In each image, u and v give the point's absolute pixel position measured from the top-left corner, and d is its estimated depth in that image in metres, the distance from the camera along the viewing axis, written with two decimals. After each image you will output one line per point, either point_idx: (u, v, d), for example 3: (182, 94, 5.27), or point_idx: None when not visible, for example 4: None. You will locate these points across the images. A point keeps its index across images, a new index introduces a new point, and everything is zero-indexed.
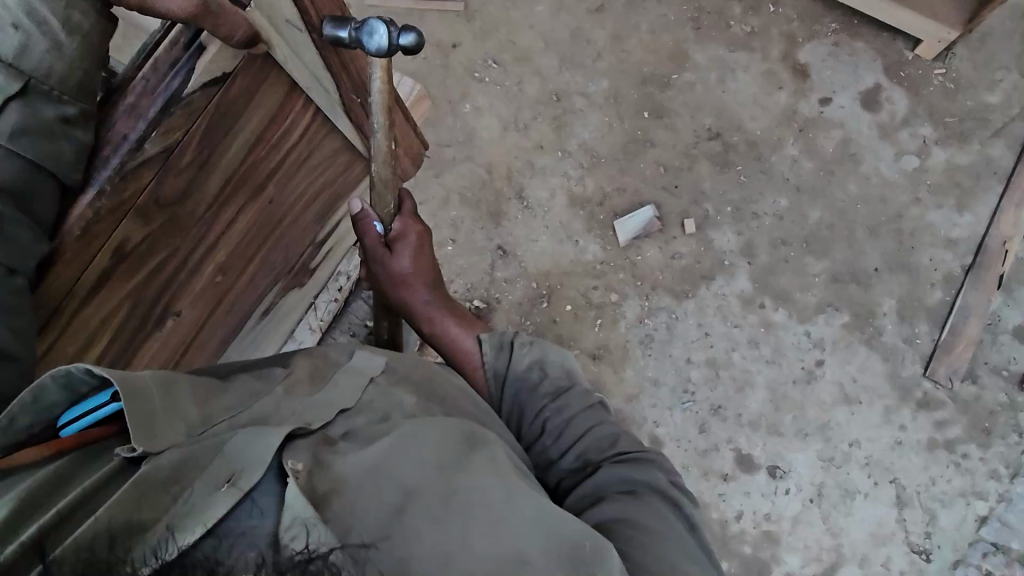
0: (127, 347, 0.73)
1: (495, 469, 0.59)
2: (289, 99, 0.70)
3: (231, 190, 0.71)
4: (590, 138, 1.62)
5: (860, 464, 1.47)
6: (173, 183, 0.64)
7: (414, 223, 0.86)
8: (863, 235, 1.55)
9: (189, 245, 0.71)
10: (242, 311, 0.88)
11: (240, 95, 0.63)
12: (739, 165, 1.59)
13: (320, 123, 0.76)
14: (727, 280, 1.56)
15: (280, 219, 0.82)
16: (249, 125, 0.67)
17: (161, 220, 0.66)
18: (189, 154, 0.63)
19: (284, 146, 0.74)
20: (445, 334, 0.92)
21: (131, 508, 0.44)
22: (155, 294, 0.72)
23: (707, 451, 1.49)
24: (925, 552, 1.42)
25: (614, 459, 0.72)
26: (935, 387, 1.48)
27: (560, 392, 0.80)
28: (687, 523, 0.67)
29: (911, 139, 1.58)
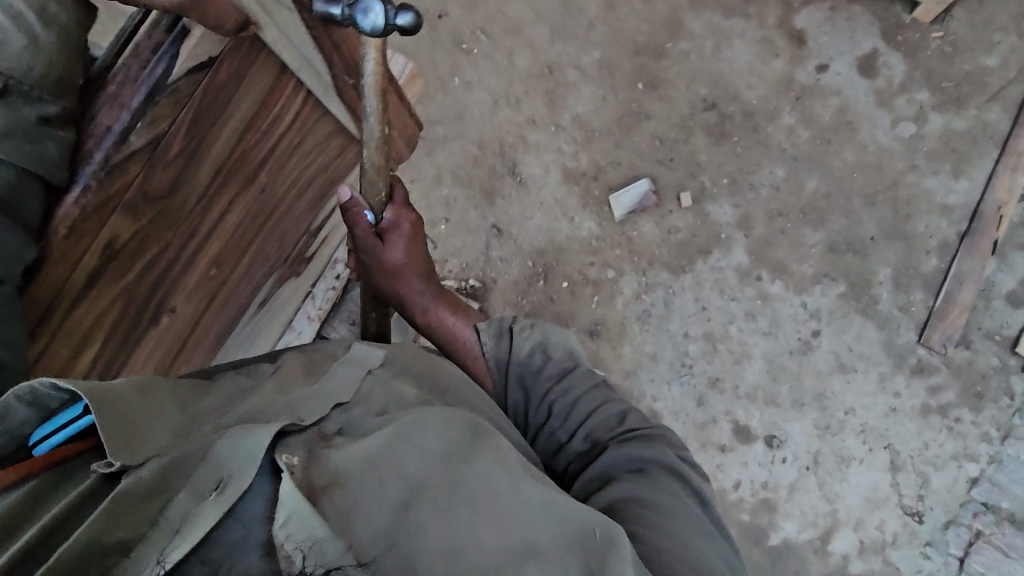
0: (122, 348, 0.71)
1: (498, 459, 0.59)
2: (278, 82, 0.68)
3: (222, 181, 0.70)
4: (584, 111, 1.59)
5: (855, 431, 1.49)
6: (161, 175, 0.62)
7: (408, 212, 0.83)
8: (859, 204, 1.54)
9: (181, 240, 0.70)
10: (239, 303, 0.87)
11: (227, 80, 0.62)
12: (735, 136, 1.57)
13: (312, 108, 0.74)
14: (724, 253, 1.55)
15: (273, 209, 0.80)
16: (239, 111, 0.66)
17: (151, 214, 0.64)
18: (176, 143, 0.61)
19: (275, 133, 0.72)
20: (441, 324, 0.91)
21: (117, 521, 0.43)
22: (148, 292, 0.70)
23: (706, 424, 1.51)
24: (918, 514, 1.46)
25: (622, 439, 0.73)
26: (930, 354, 1.50)
27: (565, 373, 0.80)
28: (698, 496, 0.68)
29: (909, 105, 1.56)
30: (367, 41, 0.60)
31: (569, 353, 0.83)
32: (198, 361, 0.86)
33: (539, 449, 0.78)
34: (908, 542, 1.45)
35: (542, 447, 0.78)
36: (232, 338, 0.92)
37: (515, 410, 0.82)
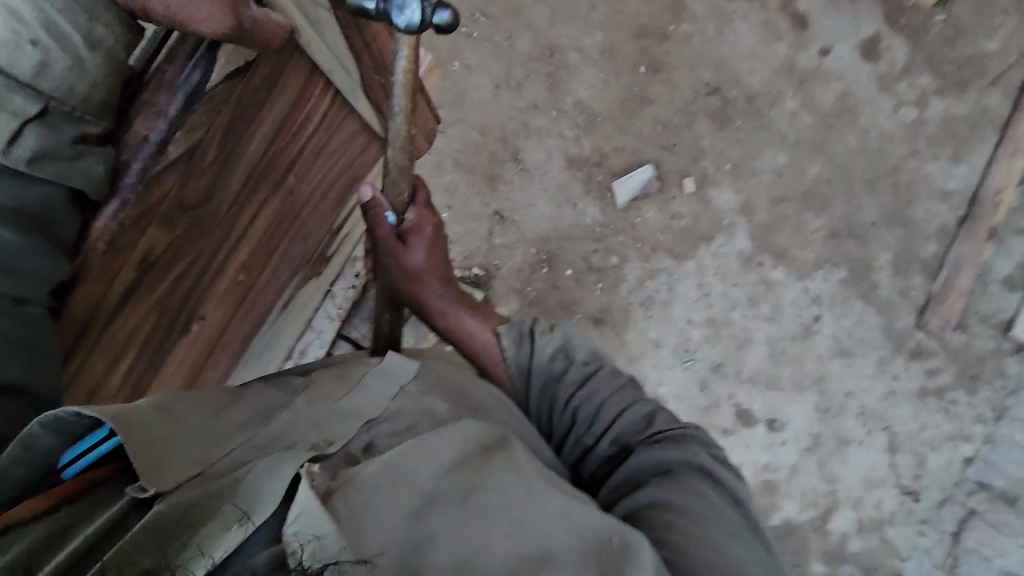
0: (158, 353, 0.74)
1: (513, 467, 0.58)
2: (308, 86, 0.71)
3: (253, 187, 0.73)
4: (586, 96, 1.57)
5: (855, 414, 1.52)
6: (197, 185, 0.65)
7: (429, 214, 0.83)
8: (861, 189, 1.55)
9: (214, 248, 0.73)
10: (264, 306, 0.90)
11: (261, 87, 0.65)
12: (737, 121, 1.56)
13: (338, 105, 0.78)
14: (727, 239, 1.55)
15: (299, 212, 0.83)
16: (270, 117, 0.68)
17: (187, 224, 0.67)
18: (212, 153, 0.64)
19: (302, 136, 0.75)
20: (461, 330, 0.90)
21: (153, 534, 0.46)
22: (182, 298, 0.73)
23: (709, 408, 1.53)
24: (914, 493, 1.50)
25: (650, 442, 0.73)
26: (927, 337, 1.52)
27: (587, 375, 0.80)
28: (729, 496, 0.68)
29: (910, 90, 1.56)
30: (400, 37, 0.61)
31: (591, 355, 0.82)
32: (224, 365, 0.89)
33: (565, 456, 0.79)
34: (905, 520, 1.49)
35: (568, 454, 0.78)
36: (258, 339, 0.95)
37: (540, 416, 0.82)
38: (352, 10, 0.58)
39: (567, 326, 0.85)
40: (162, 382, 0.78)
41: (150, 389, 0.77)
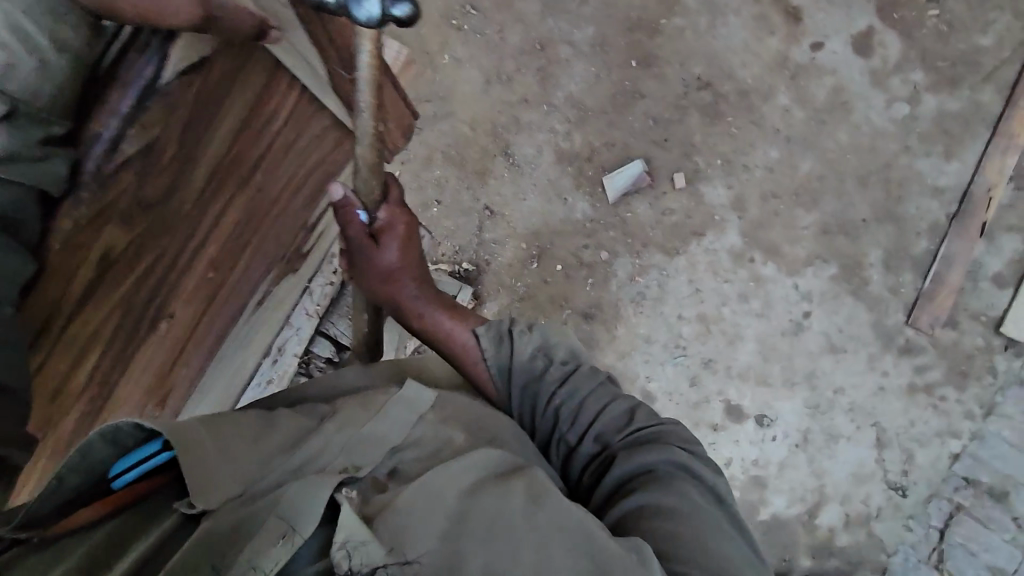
0: (127, 346, 0.76)
1: (534, 493, 0.59)
2: (267, 89, 0.78)
3: (216, 184, 0.77)
4: (578, 90, 1.56)
5: (844, 410, 1.52)
6: (156, 182, 0.70)
7: (402, 214, 0.79)
8: (852, 185, 1.54)
9: (182, 243, 0.76)
10: (237, 305, 0.90)
11: (213, 91, 0.72)
12: (729, 116, 1.56)
13: (302, 103, 0.83)
14: (718, 236, 1.55)
15: (269, 210, 0.86)
16: (229, 116, 0.75)
17: (150, 219, 0.71)
18: (170, 153, 0.70)
19: (265, 135, 0.80)
20: (439, 330, 0.87)
21: (202, 547, 0.51)
22: (151, 290, 0.75)
23: (698, 404, 1.53)
24: (902, 488, 1.51)
25: (633, 441, 0.74)
26: (917, 334, 1.52)
27: (568, 373, 0.80)
28: (712, 493, 0.69)
29: (903, 85, 1.55)
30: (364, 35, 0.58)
31: (570, 353, 0.83)
32: (200, 359, 0.88)
33: (552, 457, 0.78)
34: (892, 516, 1.50)
35: (557, 454, 0.78)
36: (236, 333, 0.94)
37: (525, 416, 0.81)
38: (310, 4, 0.55)
39: (548, 325, 0.85)
40: (132, 375, 0.78)
41: (124, 382, 0.78)
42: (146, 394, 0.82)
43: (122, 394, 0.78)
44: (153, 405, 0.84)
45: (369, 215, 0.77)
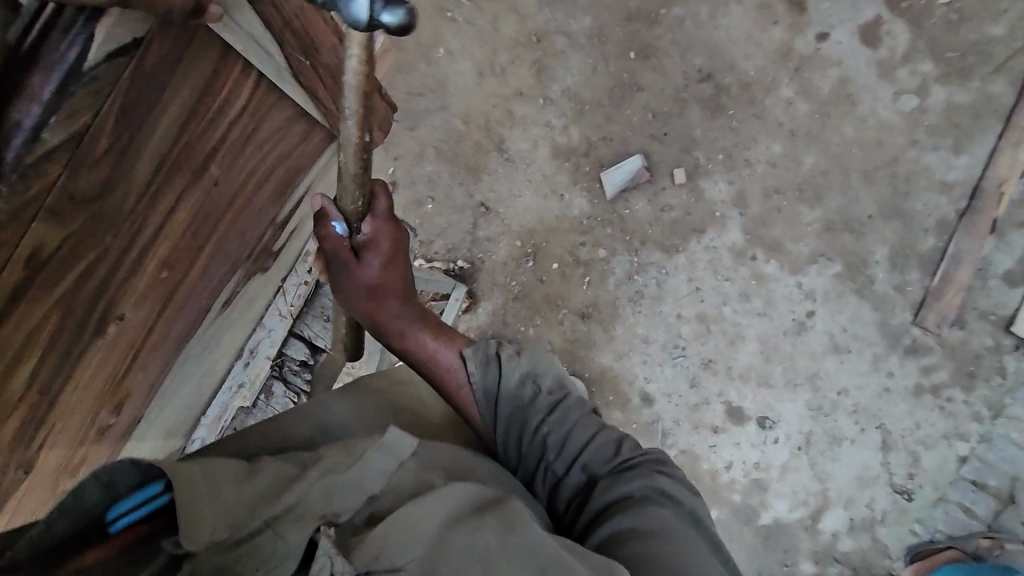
0: (61, 371, 0.58)
1: (505, 520, 0.55)
2: (222, 68, 0.57)
3: (164, 178, 0.57)
4: (574, 83, 1.51)
5: (847, 411, 1.48)
6: (88, 175, 0.49)
7: (389, 227, 0.72)
8: (857, 180, 1.50)
9: (124, 242, 0.56)
10: (193, 314, 0.72)
11: (157, 67, 0.50)
12: (730, 109, 1.51)
13: (266, 89, 0.63)
14: (719, 232, 1.51)
15: (230, 204, 0.66)
16: (177, 97, 0.54)
17: (83, 218, 0.51)
18: (104, 137, 0.49)
19: (223, 121, 0.60)
20: (422, 351, 0.80)
21: None
22: (90, 299, 0.56)
23: (698, 405, 1.50)
24: (908, 492, 1.47)
25: (620, 470, 0.69)
26: (924, 334, 1.48)
27: (556, 401, 0.75)
28: (698, 525, 0.65)
29: (911, 77, 1.48)
30: (350, 34, 0.50)
31: (557, 380, 0.77)
32: (160, 361, 0.72)
33: (537, 488, 0.72)
34: (897, 520, 1.47)
35: (543, 485, 0.72)
36: (195, 332, 0.74)
37: (511, 447, 0.74)
38: None
39: (535, 350, 0.79)
40: (73, 403, 0.63)
41: (59, 409, 0.61)
42: (89, 418, 0.66)
43: (58, 420, 0.62)
44: (105, 414, 0.68)
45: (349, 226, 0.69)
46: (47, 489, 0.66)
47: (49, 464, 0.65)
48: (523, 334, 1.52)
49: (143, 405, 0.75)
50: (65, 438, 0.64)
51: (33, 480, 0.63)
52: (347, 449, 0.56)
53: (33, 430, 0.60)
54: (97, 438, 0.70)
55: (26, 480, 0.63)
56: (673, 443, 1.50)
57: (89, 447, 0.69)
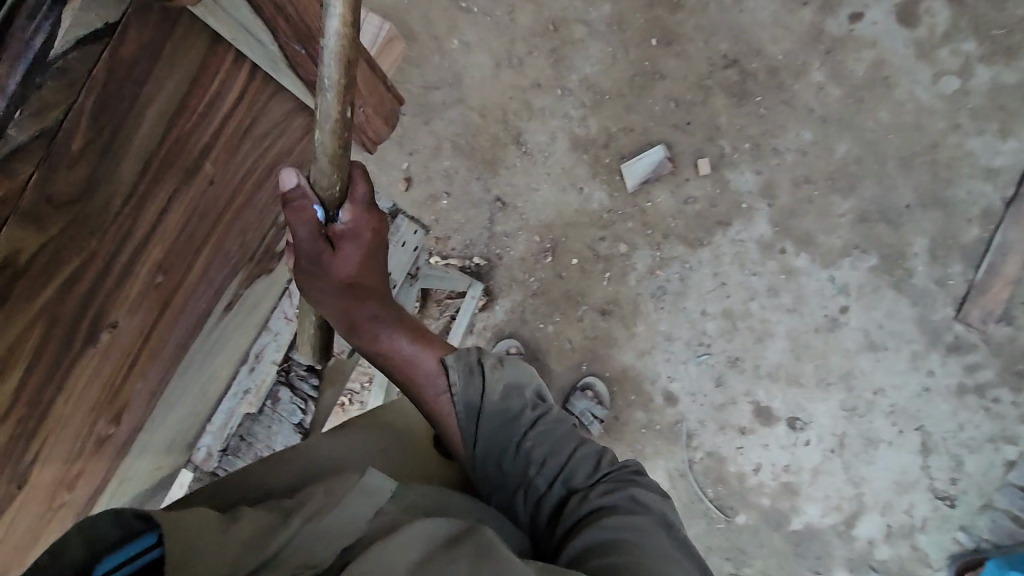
0: (43, 396, 0.46)
1: (480, 548, 0.50)
2: (208, 61, 0.48)
3: (155, 174, 0.47)
4: (592, 72, 1.46)
5: (884, 412, 1.41)
6: (66, 175, 0.40)
7: (370, 218, 0.57)
8: (894, 168, 1.41)
9: (109, 248, 0.46)
10: (175, 341, 0.58)
11: (139, 54, 0.42)
12: (757, 95, 1.44)
13: (260, 86, 0.53)
14: (746, 225, 1.44)
15: (230, 202, 0.56)
16: (163, 90, 0.45)
17: (64, 222, 0.41)
18: (81, 132, 0.40)
19: (217, 114, 0.50)
20: (397, 356, 0.70)
21: None
22: (74, 316, 0.45)
23: (724, 405, 1.44)
24: (950, 498, 1.39)
25: (600, 485, 0.64)
26: (968, 330, 1.39)
27: (539, 415, 0.70)
28: (676, 534, 0.60)
29: (953, 57, 1.39)
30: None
31: (538, 394, 0.72)
32: (159, 372, 0.58)
33: (518, 509, 0.67)
34: (939, 527, 1.39)
35: (522, 507, 0.66)
36: (198, 347, 0.62)
37: (489, 466, 0.67)
38: None
39: (516, 362, 0.73)
40: (65, 420, 0.50)
41: (47, 426, 0.48)
42: (86, 430, 0.52)
43: (50, 436, 0.49)
44: (102, 424, 0.54)
45: (327, 214, 0.53)
46: (43, 506, 0.52)
47: (37, 493, 0.51)
48: (542, 332, 1.49)
49: (143, 418, 0.60)
50: (55, 459, 0.51)
51: (21, 503, 0.50)
52: (325, 488, 0.53)
53: (22, 448, 0.47)
54: (93, 453, 0.55)
55: (17, 498, 0.49)
56: (698, 444, 1.45)
57: (82, 468, 0.55)
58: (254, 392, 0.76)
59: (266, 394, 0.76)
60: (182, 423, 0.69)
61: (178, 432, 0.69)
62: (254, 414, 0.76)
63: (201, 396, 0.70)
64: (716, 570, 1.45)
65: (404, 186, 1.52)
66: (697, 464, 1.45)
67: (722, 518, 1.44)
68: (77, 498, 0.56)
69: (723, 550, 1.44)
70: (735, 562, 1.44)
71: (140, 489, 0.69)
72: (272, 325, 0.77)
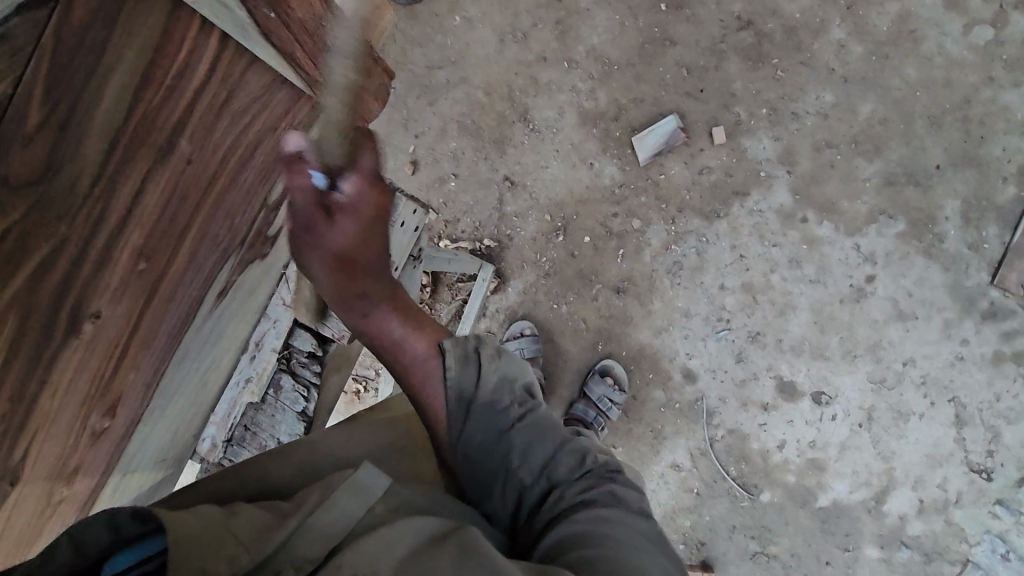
0: (28, 388, 0.47)
1: (463, 549, 0.49)
2: (172, 28, 0.47)
3: (123, 152, 0.46)
4: (599, 42, 1.40)
5: (915, 383, 1.35)
6: (21, 154, 0.41)
7: (373, 191, 0.55)
8: (922, 127, 1.34)
9: (81, 233, 0.45)
10: (168, 331, 0.56)
11: (91, 21, 0.42)
12: (774, 58, 1.37)
13: (233, 55, 0.51)
14: (765, 194, 1.38)
15: (213, 182, 0.53)
16: (123, 60, 0.44)
17: (25, 207, 0.42)
18: (35, 109, 0.41)
19: (187, 88, 0.49)
20: (383, 336, 0.66)
21: None
22: (50, 305, 0.45)
23: (746, 381, 1.40)
24: (986, 471, 1.33)
25: (582, 481, 0.63)
26: (1004, 296, 1.32)
27: (526, 410, 0.67)
28: (648, 522, 0.61)
29: (985, 5, 1.30)
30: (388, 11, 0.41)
31: (528, 389, 0.69)
32: (153, 363, 0.56)
33: (496, 502, 0.64)
34: (975, 501, 1.33)
35: (500, 500, 0.64)
36: (193, 338, 0.60)
37: (471, 458, 0.64)
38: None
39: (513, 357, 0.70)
40: (55, 413, 0.49)
41: (37, 420, 0.48)
42: (78, 423, 0.52)
43: (39, 432, 0.49)
44: (96, 417, 0.53)
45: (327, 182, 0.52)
46: (42, 501, 0.52)
47: (33, 489, 0.51)
48: (556, 313, 1.46)
49: (141, 411, 0.58)
50: (49, 454, 0.51)
51: (17, 498, 0.50)
52: (320, 488, 0.52)
53: (10, 443, 0.47)
54: (89, 446, 0.54)
55: (11, 495, 0.49)
56: (719, 423, 1.41)
57: (79, 462, 0.54)
58: (256, 380, 0.76)
59: (267, 382, 0.77)
60: (183, 414, 0.67)
61: (180, 424, 0.68)
62: (257, 403, 0.77)
63: (202, 387, 0.69)
64: (741, 549, 1.42)
65: (411, 169, 1.49)
66: (718, 442, 1.42)
67: (746, 496, 1.41)
68: (74, 497, 0.56)
69: (747, 530, 1.41)
70: (761, 541, 1.41)
71: (147, 482, 0.68)
72: (272, 312, 0.74)
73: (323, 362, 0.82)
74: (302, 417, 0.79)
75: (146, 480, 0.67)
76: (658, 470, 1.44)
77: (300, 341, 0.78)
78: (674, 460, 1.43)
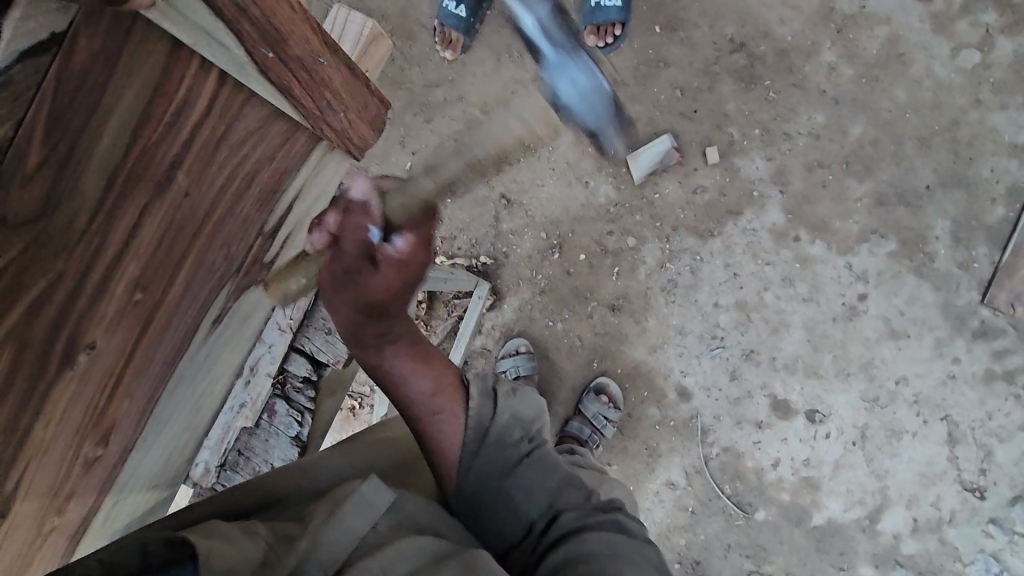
0: (20, 419, 0.46)
1: (467, 563, 0.50)
2: (171, 67, 0.47)
3: (121, 189, 0.46)
4: (595, 62, 1.43)
5: (908, 402, 1.36)
6: (19, 195, 0.40)
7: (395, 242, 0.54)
8: (912, 148, 1.36)
9: (79, 266, 0.46)
10: (162, 355, 0.56)
11: (91, 62, 0.42)
12: (767, 79, 1.39)
13: (231, 92, 0.52)
14: (757, 213, 1.40)
15: (210, 212, 0.54)
16: (122, 99, 0.44)
17: (23, 243, 0.42)
18: (34, 150, 0.40)
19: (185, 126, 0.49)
20: (393, 373, 0.65)
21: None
22: (46, 339, 0.46)
23: (740, 399, 1.41)
24: (979, 490, 1.34)
25: (585, 508, 0.64)
26: (994, 315, 1.34)
27: (534, 445, 0.67)
28: (652, 549, 0.63)
29: (972, 30, 1.33)
30: None
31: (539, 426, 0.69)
32: (147, 391, 0.57)
33: (496, 526, 0.64)
34: (968, 521, 1.34)
35: (502, 527, 0.64)
36: (186, 364, 0.60)
37: (476, 488, 0.64)
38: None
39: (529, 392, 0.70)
40: (46, 447, 0.49)
41: (27, 454, 0.48)
42: (71, 452, 0.52)
43: (31, 462, 0.49)
44: (89, 445, 0.53)
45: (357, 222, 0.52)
46: (32, 532, 0.52)
47: (24, 518, 0.50)
48: (551, 330, 1.46)
49: (134, 438, 0.58)
50: (41, 485, 0.50)
51: (9, 530, 0.49)
52: (329, 503, 0.52)
53: (1, 477, 0.47)
54: (82, 474, 0.54)
55: (3, 527, 0.49)
56: (714, 440, 1.42)
57: (72, 490, 0.54)
58: (250, 405, 0.76)
59: (261, 408, 0.78)
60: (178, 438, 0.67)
61: (175, 448, 0.68)
62: (250, 428, 0.78)
63: (197, 409, 0.68)
64: (736, 568, 1.41)
65: None
66: (712, 460, 1.42)
67: (741, 515, 1.41)
68: (61, 531, 0.55)
69: (743, 548, 1.41)
70: (756, 560, 1.40)
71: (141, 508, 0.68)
72: (267, 338, 0.75)
73: (317, 386, 0.83)
74: (295, 442, 0.80)
75: (138, 507, 0.66)
76: (653, 487, 1.43)
77: (295, 365, 0.80)
78: (669, 477, 1.43)
